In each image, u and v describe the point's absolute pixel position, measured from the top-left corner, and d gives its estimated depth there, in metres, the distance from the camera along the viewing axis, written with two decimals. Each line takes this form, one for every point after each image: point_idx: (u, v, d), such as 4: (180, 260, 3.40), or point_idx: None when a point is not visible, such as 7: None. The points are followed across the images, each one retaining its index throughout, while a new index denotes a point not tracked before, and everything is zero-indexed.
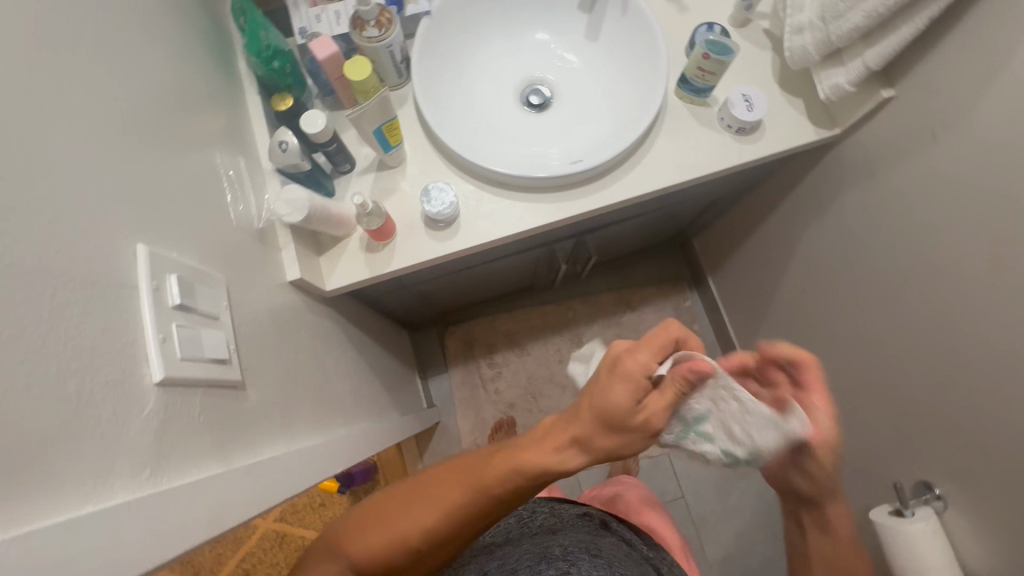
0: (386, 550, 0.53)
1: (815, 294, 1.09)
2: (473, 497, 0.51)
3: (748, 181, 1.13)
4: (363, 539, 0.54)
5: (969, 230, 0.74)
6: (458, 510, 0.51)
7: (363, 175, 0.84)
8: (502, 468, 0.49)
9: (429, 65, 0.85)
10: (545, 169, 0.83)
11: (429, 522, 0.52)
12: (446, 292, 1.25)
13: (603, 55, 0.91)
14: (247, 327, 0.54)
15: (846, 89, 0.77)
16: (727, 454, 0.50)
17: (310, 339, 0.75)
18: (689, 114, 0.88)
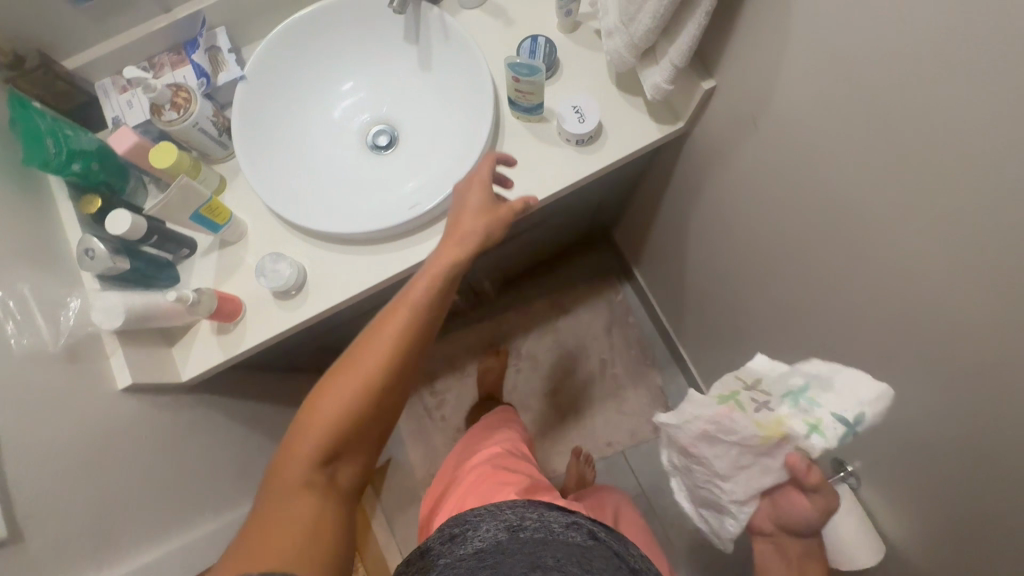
0: (331, 412, 0.59)
1: (714, 281, 1.07)
2: (388, 354, 0.61)
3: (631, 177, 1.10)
4: (317, 423, 0.58)
5: (808, 214, 0.71)
6: (392, 343, 0.61)
7: (205, 255, 0.83)
8: (408, 309, 0.62)
9: (252, 132, 0.82)
10: (386, 218, 0.81)
11: (365, 369, 0.60)
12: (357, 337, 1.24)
13: (437, 85, 0.89)
14: (34, 466, 0.53)
15: (666, 88, 0.74)
16: (842, 420, 0.55)
17: (164, 437, 0.74)
18: (528, 133, 0.85)
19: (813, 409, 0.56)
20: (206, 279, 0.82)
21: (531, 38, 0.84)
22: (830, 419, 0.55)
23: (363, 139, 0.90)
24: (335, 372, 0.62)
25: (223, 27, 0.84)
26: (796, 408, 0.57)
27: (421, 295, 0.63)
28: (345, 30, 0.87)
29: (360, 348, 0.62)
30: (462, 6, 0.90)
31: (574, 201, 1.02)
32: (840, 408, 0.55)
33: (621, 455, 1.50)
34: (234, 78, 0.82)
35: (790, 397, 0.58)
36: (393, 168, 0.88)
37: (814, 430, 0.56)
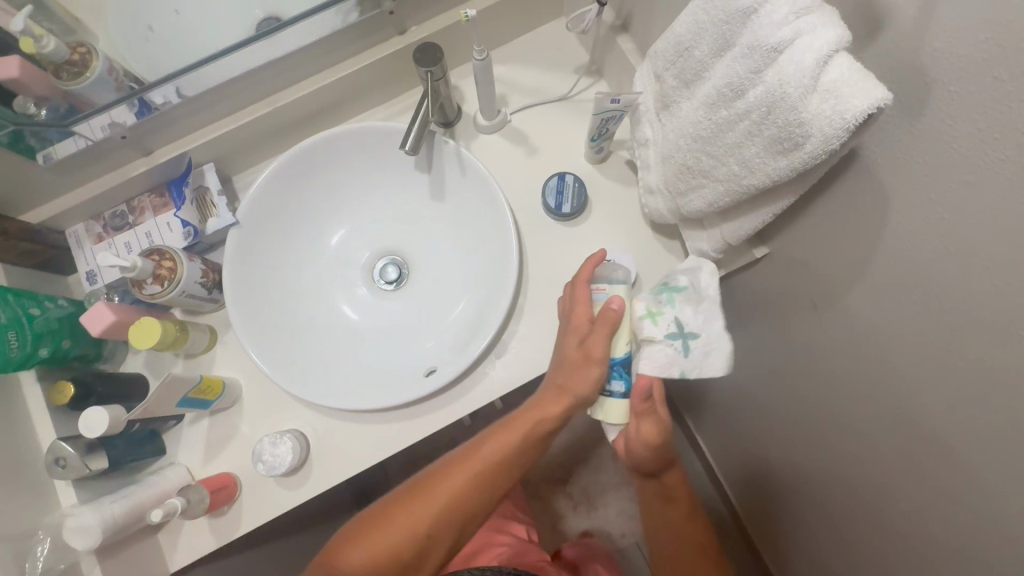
0: (409, 537, 0.66)
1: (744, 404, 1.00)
2: (464, 495, 0.69)
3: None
4: (365, 518, 0.69)
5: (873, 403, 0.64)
6: (462, 499, 0.68)
7: (194, 423, 0.74)
8: (469, 464, 0.70)
9: (248, 285, 0.73)
10: (399, 384, 0.72)
11: (432, 505, 0.68)
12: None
13: (453, 220, 0.81)
14: None
15: (713, 255, 0.67)
16: (677, 324, 0.62)
17: None
18: (555, 280, 0.77)
19: (664, 305, 0.63)
20: (195, 452, 0.73)
21: (558, 176, 0.76)
22: (662, 338, 0.62)
23: (370, 279, 0.81)
24: (386, 506, 0.69)
25: (212, 164, 0.75)
26: (654, 299, 0.64)
27: (489, 458, 0.70)
28: (351, 162, 0.78)
29: (410, 489, 0.70)
30: (479, 131, 0.81)
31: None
32: (688, 318, 0.62)
33: (636, 546, 1.43)
34: (225, 226, 0.73)
35: (663, 289, 0.65)
36: (404, 315, 0.79)
37: (648, 317, 0.63)
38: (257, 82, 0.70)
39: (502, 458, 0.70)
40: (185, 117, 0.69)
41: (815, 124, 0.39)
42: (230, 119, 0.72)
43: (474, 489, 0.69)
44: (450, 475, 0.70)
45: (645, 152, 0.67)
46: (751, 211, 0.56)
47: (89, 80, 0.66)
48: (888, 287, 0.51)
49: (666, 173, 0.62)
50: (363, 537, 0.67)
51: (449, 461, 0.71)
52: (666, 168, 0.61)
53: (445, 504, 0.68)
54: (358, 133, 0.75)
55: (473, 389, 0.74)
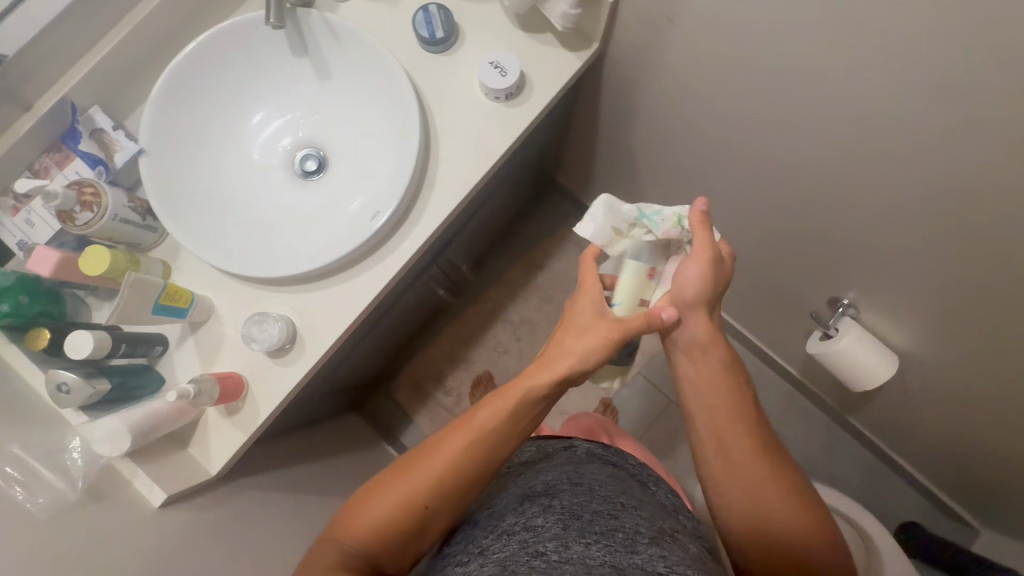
0: (395, 506, 0.64)
1: (674, 183, 1.10)
2: (464, 468, 0.66)
3: (559, 116, 1.10)
4: (359, 499, 0.67)
5: (749, 78, 0.74)
6: (451, 460, 0.66)
7: (181, 344, 0.77)
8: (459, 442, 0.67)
9: (175, 203, 0.76)
10: (350, 238, 0.77)
11: (424, 479, 0.65)
12: (361, 366, 1.19)
13: (346, 89, 0.84)
14: None
15: (573, 12, 0.74)
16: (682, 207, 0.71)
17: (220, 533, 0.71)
18: (457, 105, 0.83)
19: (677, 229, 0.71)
20: (192, 368, 0.77)
21: (422, 9, 0.81)
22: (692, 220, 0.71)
23: (291, 173, 0.85)
24: (384, 477, 0.67)
25: (98, 106, 0.76)
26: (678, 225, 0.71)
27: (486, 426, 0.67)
28: (228, 65, 0.81)
29: (401, 469, 0.67)
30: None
31: (532, 138, 0.99)
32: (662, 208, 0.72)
33: (640, 377, 1.56)
34: (131, 155, 0.75)
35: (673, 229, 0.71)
36: (334, 189, 0.84)
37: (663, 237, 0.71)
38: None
39: (490, 437, 0.67)
40: (51, 55, 0.71)
41: None
42: (97, 51, 0.74)
43: (465, 464, 0.66)
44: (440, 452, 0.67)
45: None
46: None
47: None
48: None
49: None
50: (353, 515, 0.65)
51: (439, 442, 0.68)
52: None
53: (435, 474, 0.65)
54: (222, 29, 0.78)
55: (421, 220, 0.80)
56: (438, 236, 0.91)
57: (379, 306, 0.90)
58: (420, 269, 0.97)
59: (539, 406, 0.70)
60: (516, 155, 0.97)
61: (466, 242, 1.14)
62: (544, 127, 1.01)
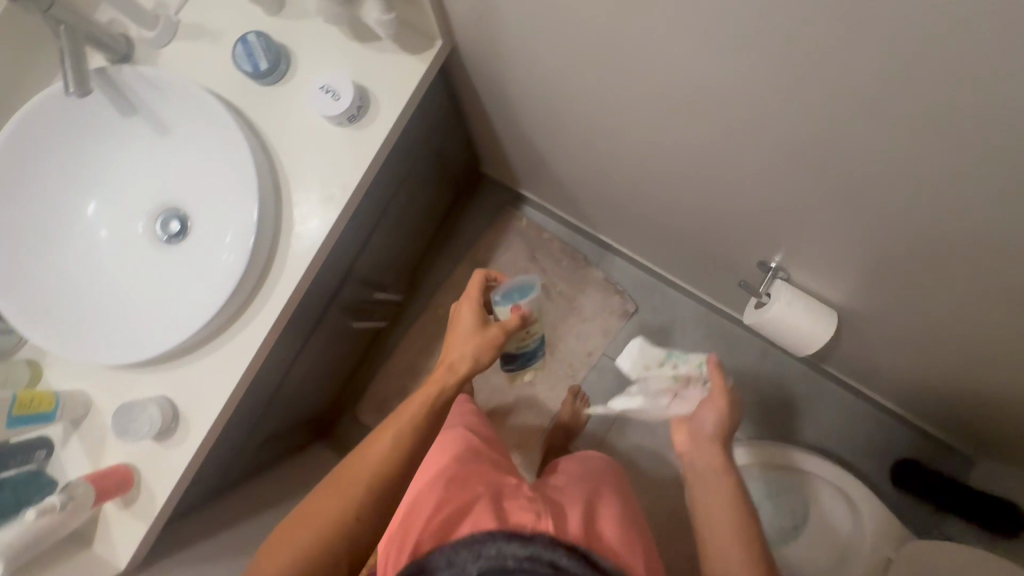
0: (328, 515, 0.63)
1: (581, 163, 1.03)
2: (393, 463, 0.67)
3: (449, 113, 1.03)
4: (270, 541, 0.63)
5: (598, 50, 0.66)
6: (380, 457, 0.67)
7: (65, 442, 0.75)
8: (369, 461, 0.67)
9: (28, 299, 0.73)
10: (209, 302, 0.73)
11: (351, 487, 0.65)
12: (315, 398, 1.18)
13: (186, 141, 0.79)
14: None
15: (389, 16, 0.68)
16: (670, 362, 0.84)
17: None
18: (301, 138, 0.76)
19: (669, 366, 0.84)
20: (80, 463, 0.74)
21: (240, 40, 0.74)
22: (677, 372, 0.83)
23: (152, 240, 0.81)
24: (291, 519, 0.64)
25: None
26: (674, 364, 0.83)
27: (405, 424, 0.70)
28: (56, 140, 0.77)
29: (309, 504, 0.64)
30: (157, 47, 0.78)
31: (421, 134, 0.94)
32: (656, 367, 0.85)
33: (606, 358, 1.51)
34: None
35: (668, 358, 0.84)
36: (195, 249, 0.79)
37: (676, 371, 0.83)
38: None
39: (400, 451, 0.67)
40: None
41: None
42: None
43: (373, 481, 0.65)
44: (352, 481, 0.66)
45: None
46: None
47: None
48: None
49: None
50: (260, 556, 0.61)
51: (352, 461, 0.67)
52: None
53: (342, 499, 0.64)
54: (33, 109, 0.73)
55: (286, 267, 0.75)
56: (335, 251, 0.87)
57: (292, 338, 0.87)
58: (332, 289, 0.93)
59: (453, 396, 0.74)
60: (403, 156, 0.92)
61: (384, 252, 1.10)
62: (433, 122, 0.96)
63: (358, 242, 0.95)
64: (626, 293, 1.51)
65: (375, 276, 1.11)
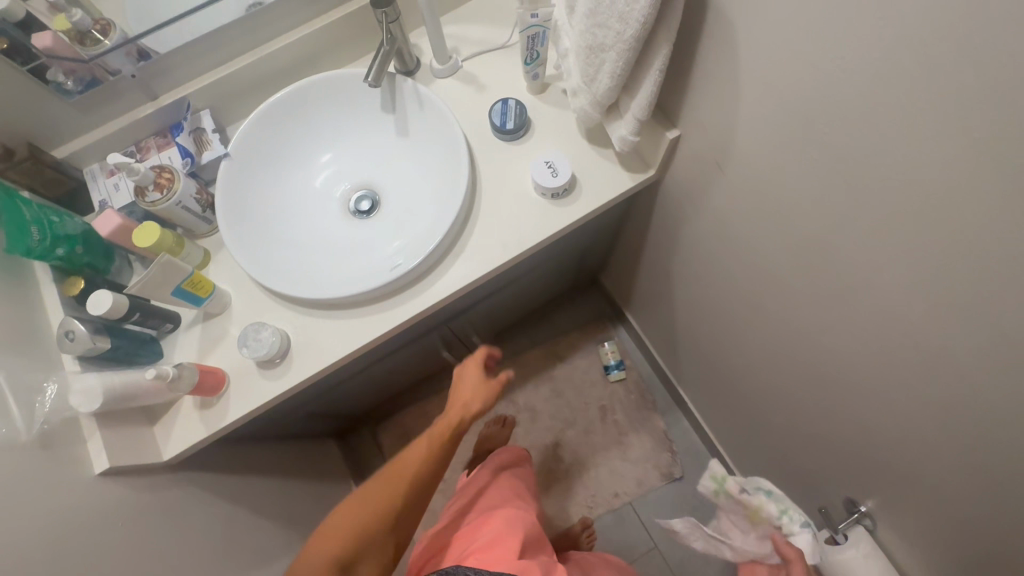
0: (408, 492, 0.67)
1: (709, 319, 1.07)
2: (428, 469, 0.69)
3: (612, 224, 1.13)
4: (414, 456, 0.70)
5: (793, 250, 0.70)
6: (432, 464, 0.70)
7: (189, 330, 0.83)
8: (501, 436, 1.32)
9: (235, 209, 0.85)
10: (371, 280, 0.81)
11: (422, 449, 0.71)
12: (392, 384, 1.22)
13: (413, 152, 0.93)
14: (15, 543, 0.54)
15: (633, 140, 0.77)
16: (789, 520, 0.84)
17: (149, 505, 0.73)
18: (503, 169, 0.89)
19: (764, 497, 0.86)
20: (190, 354, 0.82)
21: (503, 101, 0.88)
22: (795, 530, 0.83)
23: (347, 207, 0.93)
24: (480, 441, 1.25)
25: (208, 110, 0.88)
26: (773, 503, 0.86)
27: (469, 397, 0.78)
28: (321, 111, 0.92)
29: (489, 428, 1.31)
30: (436, 76, 0.95)
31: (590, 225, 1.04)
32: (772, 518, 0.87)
33: (630, 507, 1.44)
34: (217, 156, 0.85)
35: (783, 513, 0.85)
36: (372, 235, 0.89)
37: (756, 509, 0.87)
38: (245, 34, 0.84)
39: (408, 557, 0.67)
40: (179, 65, 0.82)
41: None
42: (222, 69, 0.85)
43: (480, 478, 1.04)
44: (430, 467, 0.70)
45: (568, 61, 0.79)
46: (646, 79, 0.67)
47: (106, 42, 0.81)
48: (762, 120, 0.62)
49: (582, 72, 0.74)
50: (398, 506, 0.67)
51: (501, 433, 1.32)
52: (581, 67, 0.73)
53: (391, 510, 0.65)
54: (326, 77, 0.89)
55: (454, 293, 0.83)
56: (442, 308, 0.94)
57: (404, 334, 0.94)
58: (437, 323, 1.01)
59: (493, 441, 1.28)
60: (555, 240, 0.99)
61: (515, 301, 1.21)
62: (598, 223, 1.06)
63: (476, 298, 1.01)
64: (678, 456, 1.47)
65: (499, 310, 1.19)
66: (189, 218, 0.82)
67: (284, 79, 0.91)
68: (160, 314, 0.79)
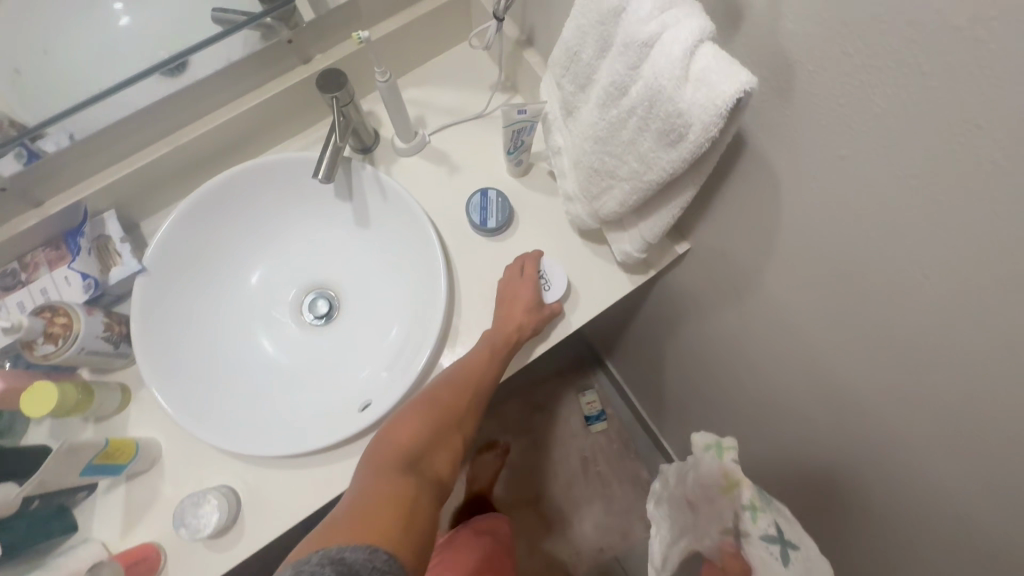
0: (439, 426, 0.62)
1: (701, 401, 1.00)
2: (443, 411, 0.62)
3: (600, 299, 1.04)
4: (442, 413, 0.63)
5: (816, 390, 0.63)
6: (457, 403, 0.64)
7: (109, 493, 0.68)
8: None
9: (157, 338, 0.69)
10: (335, 422, 0.69)
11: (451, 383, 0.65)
12: None
13: (377, 246, 0.79)
14: None
15: (637, 254, 0.67)
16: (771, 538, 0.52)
17: None
18: (484, 269, 0.77)
19: (767, 502, 0.55)
20: (112, 524, 0.67)
21: (480, 193, 0.76)
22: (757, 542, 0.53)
23: (299, 315, 0.78)
24: None
25: (112, 211, 0.71)
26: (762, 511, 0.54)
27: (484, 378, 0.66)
28: (260, 202, 0.76)
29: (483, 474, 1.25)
30: (399, 154, 0.80)
31: None
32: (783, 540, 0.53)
33: (615, 561, 1.40)
34: (130, 273, 0.69)
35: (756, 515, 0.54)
36: (333, 352, 0.76)
37: (750, 509, 0.54)
38: (156, 121, 0.67)
39: (432, 428, 0.61)
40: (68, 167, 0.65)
41: (692, 111, 0.39)
42: (128, 164, 0.68)
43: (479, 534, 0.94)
44: (442, 387, 0.64)
45: (560, 160, 0.67)
46: (661, 209, 0.56)
47: None
48: (795, 271, 0.53)
49: (579, 180, 0.63)
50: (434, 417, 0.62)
51: None
52: (578, 175, 0.62)
53: (417, 446, 0.59)
54: (266, 166, 0.73)
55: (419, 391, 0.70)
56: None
57: None
58: None
59: None
60: None
61: None
62: None
63: None
64: None
65: None
66: (97, 362, 0.66)
67: (211, 164, 0.74)
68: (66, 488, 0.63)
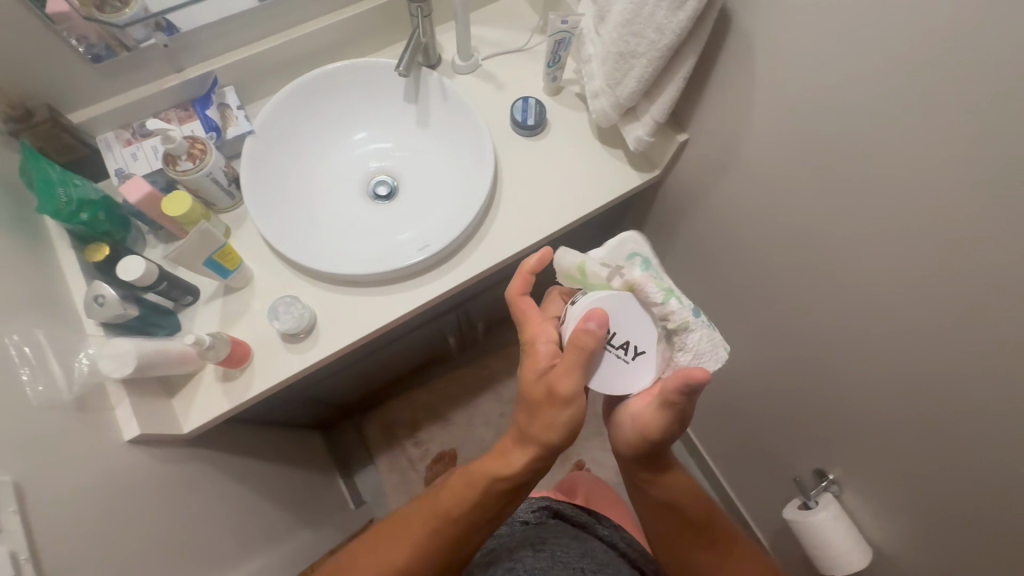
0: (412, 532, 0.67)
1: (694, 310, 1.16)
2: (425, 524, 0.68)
3: (610, 220, 1.21)
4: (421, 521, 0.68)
5: (791, 239, 0.80)
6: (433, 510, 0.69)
7: (209, 302, 0.82)
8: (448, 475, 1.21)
9: (259, 186, 0.85)
10: (398, 261, 0.85)
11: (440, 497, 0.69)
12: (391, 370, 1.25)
13: (433, 142, 0.97)
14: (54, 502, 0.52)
15: (647, 140, 0.85)
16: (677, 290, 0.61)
17: (164, 478, 0.71)
18: (520, 160, 0.95)
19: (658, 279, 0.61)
20: (210, 326, 0.81)
21: (523, 99, 0.96)
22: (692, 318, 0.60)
23: (365, 191, 0.95)
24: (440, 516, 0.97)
25: (231, 87, 0.88)
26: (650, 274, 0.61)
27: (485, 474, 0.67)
28: (343, 97, 0.94)
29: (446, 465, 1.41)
30: (457, 71, 1.00)
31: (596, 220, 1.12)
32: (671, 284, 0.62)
33: None
34: (242, 132, 0.85)
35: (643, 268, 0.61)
36: (393, 219, 0.93)
37: (668, 296, 0.59)
38: (277, 15, 0.85)
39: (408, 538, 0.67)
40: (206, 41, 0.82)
41: None
42: (249, 49, 0.86)
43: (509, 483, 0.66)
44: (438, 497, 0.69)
45: (589, 64, 0.86)
46: (670, 85, 0.75)
47: (122, 16, 0.73)
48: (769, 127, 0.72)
49: (606, 72, 0.81)
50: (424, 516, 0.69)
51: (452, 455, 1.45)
52: (606, 68, 0.81)
53: (408, 552, 0.66)
54: (353, 65, 0.91)
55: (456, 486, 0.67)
56: (456, 291, 0.98)
57: (418, 316, 0.98)
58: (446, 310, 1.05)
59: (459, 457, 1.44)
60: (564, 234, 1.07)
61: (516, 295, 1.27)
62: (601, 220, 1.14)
63: (484, 286, 1.06)
64: None
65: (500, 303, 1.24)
66: (213, 194, 0.82)
67: (309, 61, 0.93)
68: (180, 286, 0.78)
